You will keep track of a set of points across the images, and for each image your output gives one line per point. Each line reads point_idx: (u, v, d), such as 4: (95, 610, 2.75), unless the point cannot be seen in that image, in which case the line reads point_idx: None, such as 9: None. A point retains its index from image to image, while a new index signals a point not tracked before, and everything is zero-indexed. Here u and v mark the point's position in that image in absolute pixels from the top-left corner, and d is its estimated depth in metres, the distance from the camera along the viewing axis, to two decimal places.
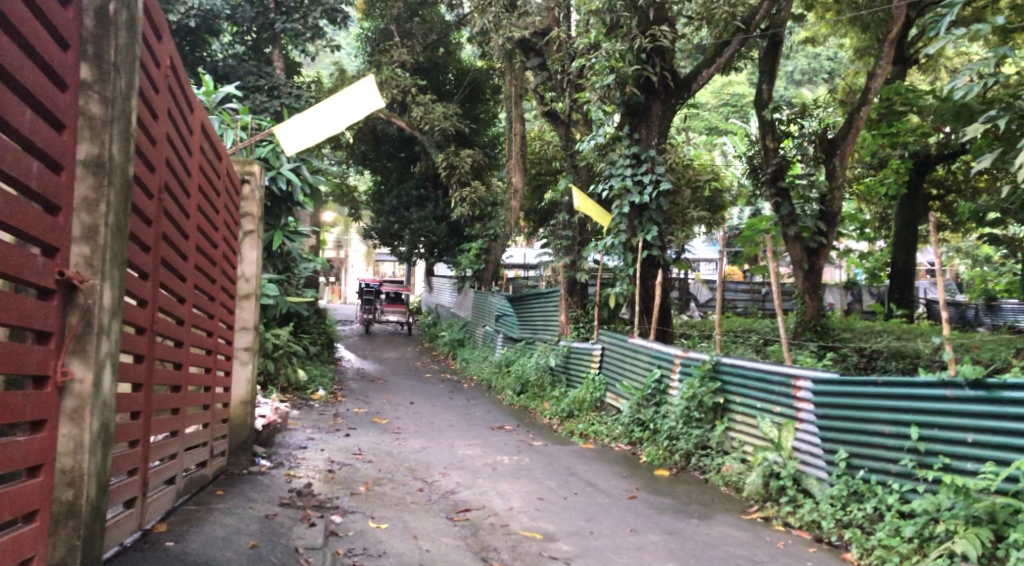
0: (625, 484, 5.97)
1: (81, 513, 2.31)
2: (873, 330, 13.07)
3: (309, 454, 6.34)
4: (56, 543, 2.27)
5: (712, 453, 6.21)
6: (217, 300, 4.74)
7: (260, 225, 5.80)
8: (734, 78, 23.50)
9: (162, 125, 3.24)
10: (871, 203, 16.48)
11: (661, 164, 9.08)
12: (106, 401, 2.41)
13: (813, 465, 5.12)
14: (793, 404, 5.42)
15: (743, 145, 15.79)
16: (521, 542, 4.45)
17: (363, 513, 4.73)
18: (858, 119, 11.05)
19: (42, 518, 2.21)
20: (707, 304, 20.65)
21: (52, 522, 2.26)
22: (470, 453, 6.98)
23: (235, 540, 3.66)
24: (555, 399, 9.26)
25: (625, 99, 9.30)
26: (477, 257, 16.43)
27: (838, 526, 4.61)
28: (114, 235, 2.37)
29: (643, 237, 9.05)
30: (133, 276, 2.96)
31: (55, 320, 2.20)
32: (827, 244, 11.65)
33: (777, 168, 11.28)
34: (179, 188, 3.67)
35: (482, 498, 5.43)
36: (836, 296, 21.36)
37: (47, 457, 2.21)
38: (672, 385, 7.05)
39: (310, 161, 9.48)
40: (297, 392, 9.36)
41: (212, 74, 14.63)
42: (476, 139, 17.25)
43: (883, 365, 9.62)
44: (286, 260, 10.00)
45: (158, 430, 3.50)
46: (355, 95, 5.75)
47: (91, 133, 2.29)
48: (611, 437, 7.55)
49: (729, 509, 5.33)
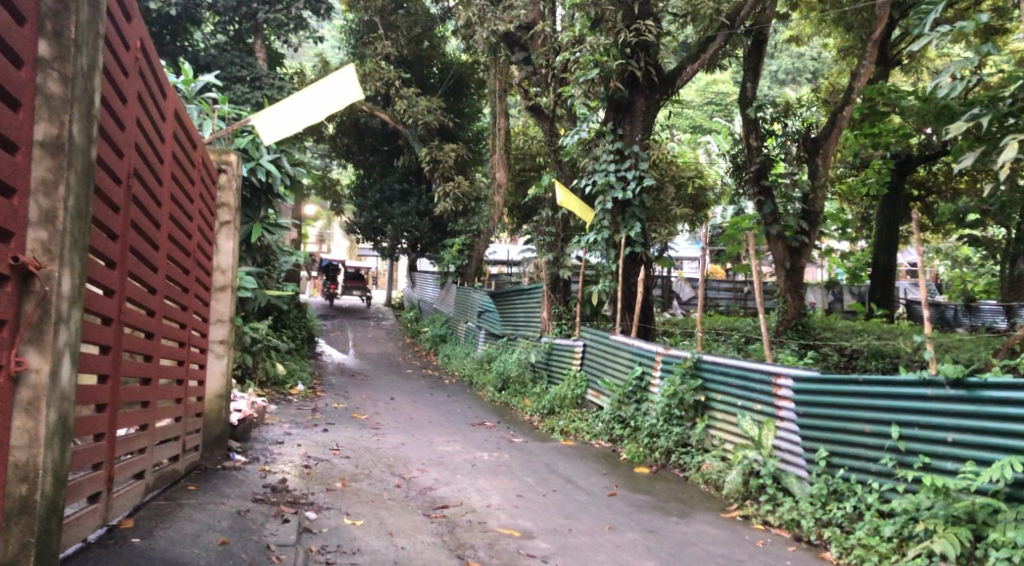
0: (605, 481, 5.93)
1: (35, 509, 2.22)
2: (853, 329, 13.15)
3: (286, 449, 6.25)
4: (9, 540, 2.18)
5: (692, 451, 6.19)
6: (191, 290, 4.63)
7: (237, 216, 5.69)
8: (718, 77, 23.57)
9: (131, 109, 3.14)
10: (853, 203, 16.57)
11: (645, 160, 9.06)
12: (64, 393, 2.33)
13: (792, 463, 5.11)
14: (774, 402, 5.40)
15: (727, 144, 15.85)
16: (498, 540, 4.39)
17: (339, 509, 4.65)
18: (841, 119, 11.07)
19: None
20: (688, 302, 20.72)
21: (5, 519, 2.17)
22: (450, 449, 6.92)
23: (205, 537, 3.57)
24: (536, 396, 9.22)
25: (609, 94, 9.24)
26: (459, 253, 16.10)
27: (817, 525, 4.60)
28: (73, 220, 2.30)
29: (627, 233, 9.01)
30: (98, 265, 2.86)
31: (10, 307, 2.11)
32: (809, 242, 11.69)
33: (761, 167, 11.44)
34: (150, 175, 3.57)
35: (460, 494, 5.37)
36: (817, 295, 21.50)
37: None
38: (653, 382, 7.02)
39: (291, 152, 9.35)
40: (275, 386, 9.24)
41: (193, 64, 14.42)
42: (460, 134, 17.16)
43: (864, 364, 9.69)
44: (266, 253, 9.87)
45: (125, 425, 3.41)
46: (332, 86, 5.62)
47: (49, 113, 2.21)
48: (591, 434, 7.52)
49: (708, 507, 5.31)
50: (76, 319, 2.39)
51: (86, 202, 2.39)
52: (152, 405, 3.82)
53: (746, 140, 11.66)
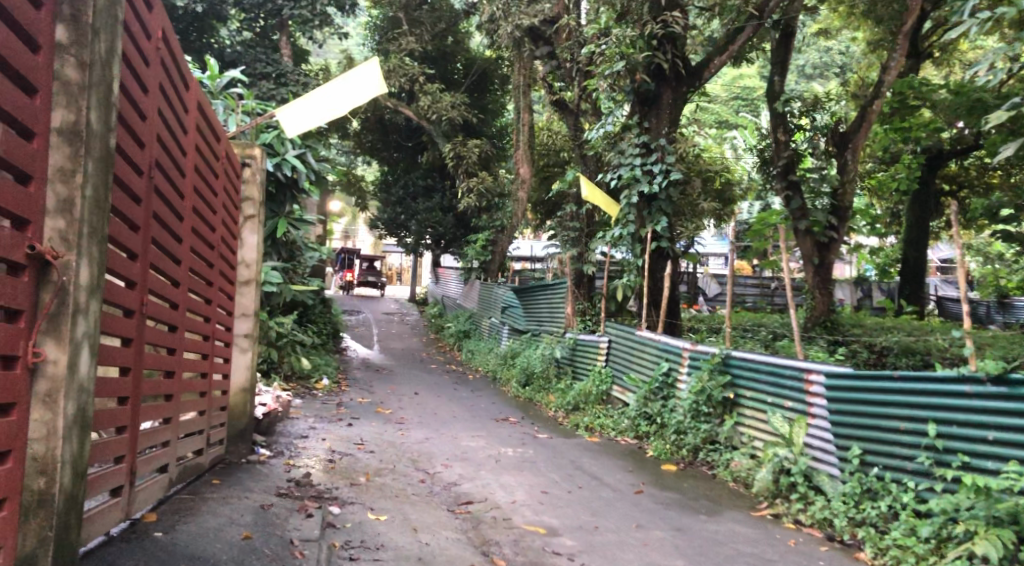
0: (632, 478, 5.84)
1: (53, 503, 2.20)
2: (884, 325, 12.90)
3: (310, 444, 6.23)
4: (26, 534, 2.15)
5: (721, 448, 6.08)
6: (215, 284, 4.62)
7: (261, 210, 5.66)
8: (744, 71, 23.26)
9: (153, 99, 3.12)
10: (882, 198, 16.26)
11: (672, 153, 8.89)
12: (83, 385, 2.30)
13: (825, 462, 4.98)
14: (805, 399, 5.28)
15: (754, 138, 15.63)
16: (523, 536, 4.32)
17: (362, 504, 4.61)
18: (871, 113, 10.80)
19: (11, 509, 2.09)
20: (715, 298, 20.52)
21: (22, 513, 2.14)
22: (474, 445, 6.86)
23: (228, 531, 3.54)
24: (561, 392, 9.14)
25: (635, 86, 9.19)
26: (483, 249, 16.27)
27: (850, 525, 4.47)
28: (91, 208, 2.28)
29: (652, 228, 8.87)
30: (119, 256, 2.83)
31: (27, 297, 2.09)
32: (839, 238, 11.48)
33: (789, 162, 11.17)
34: (173, 166, 3.55)
35: (485, 490, 5.31)
36: (846, 291, 21.18)
37: (17, 443, 2.09)
38: (681, 379, 6.91)
39: (316, 147, 9.35)
40: (300, 381, 9.24)
41: (219, 61, 14.49)
42: (485, 130, 17.08)
43: (894, 362, 9.49)
44: (291, 248, 9.88)
45: (148, 417, 3.38)
46: (355, 80, 5.59)
47: (66, 99, 2.19)
48: (617, 431, 7.43)
49: (738, 505, 5.19)
50: (95, 310, 2.36)
51: (105, 190, 2.37)
52: (176, 398, 3.81)
53: (774, 133, 11.39)
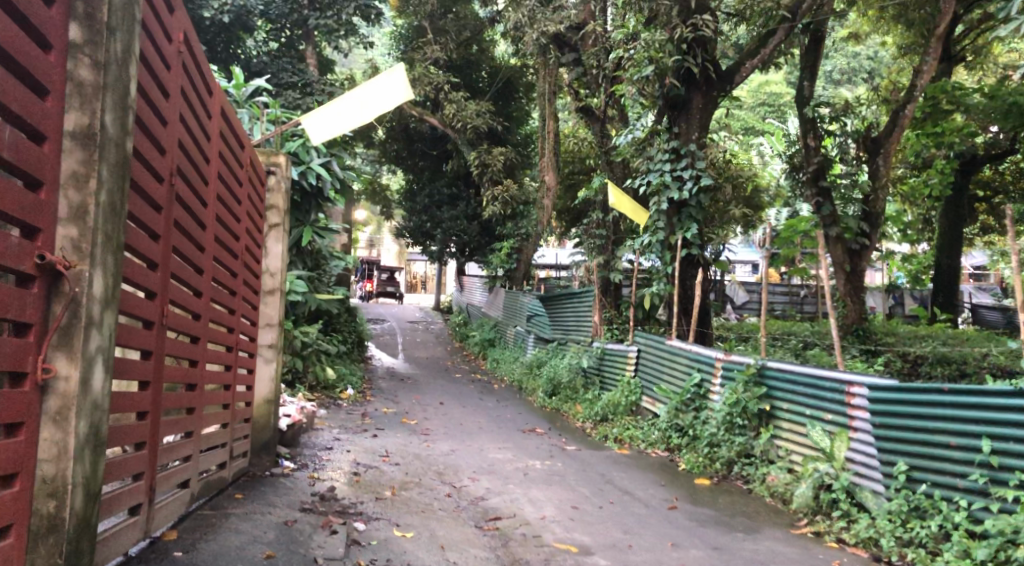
0: (664, 493, 5.65)
1: (64, 526, 2.09)
2: (917, 334, 12.58)
3: (335, 456, 6.12)
4: (35, 560, 2.05)
5: (757, 462, 5.87)
6: (238, 293, 4.52)
7: (285, 218, 5.58)
8: (771, 77, 23.03)
9: (174, 104, 3.02)
10: (914, 205, 15.92)
11: (703, 159, 8.72)
12: (96, 401, 2.20)
13: (868, 477, 4.76)
14: (847, 412, 5.05)
15: (781, 144, 15.41)
16: (554, 556, 4.16)
17: (388, 520, 4.48)
18: (902, 117, 10.62)
19: (19, 534, 2.00)
20: (743, 306, 20.18)
21: (31, 538, 2.04)
22: (501, 457, 6.71)
23: (250, 550, 3.43)
24: (588, 402, 8.97)
25: (664, 92, 8.97)
26: (507, 257, 15.90)
27: (898, 545, 4.24)
28: (106, 216, 2.18)
29: (683, 235, 8.68)
30: (137, 265, 2.73)
31: (36, 309, 2.00)
32: (871, 245, 11.22)
33: (819, 167, 10.75)
34: (194, 174, 3.46)
35: (513, 505, 5.16)
36: (877, 299, 20.72)
37: (24, 465, 1.99)
38: (713, 390, 6.72)
39: (340, 155, 9.31)
40: (325, 391, 9.15)
41: (245, 71, 14.57)
42: (509, 137, 16.87)
43: (928, 372, 9.22)
44: (316, 257, 9.82)
45: (168, 432, 3.28)
46: (381, 87, 5.48)
47: (79, 101, 2.10)
48: (647, 443, 7.24)
49: (776, 523, 4.98)
50: (110, 323, 2.26)
51: (122, 197, 2.26)
52: (197, 411, 3.71)
53: (804, 138, 11.00)
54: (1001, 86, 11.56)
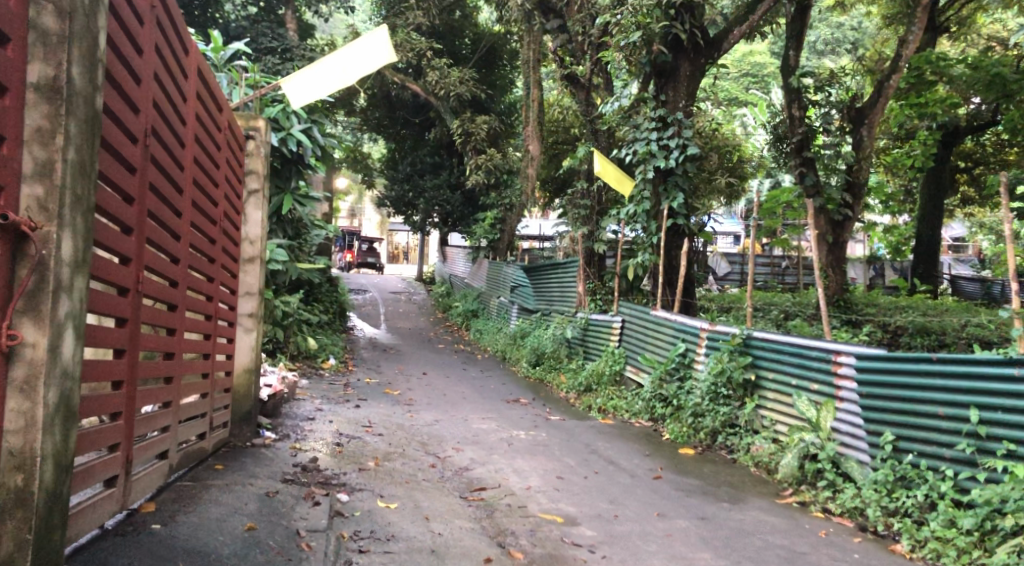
0: (649, 463, 5.65)
1: (33, 501, 2.00)
2: (897, 304, 12.67)
3: (317, 426, 6.05)
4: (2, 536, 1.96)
5: (741, 432, 5.87)
6: (217, 261, 4.40)
7: (265, 184, 5.44)
8: (754, 47, 22.85)
9: (148, 61, 2.89)
10: (896, 175, 15.94)
11: (689, 128, 8.60)
12: (67, 370, 2.10)
13: (854, 448, 4.77)
14: (833, 382, 5.05)
15: (764, 116, 15.35)
16: (540, 526, 4.13)
17: (371, 491, 4.42)
18: (887, 88, 10.70)
19: None
20: (725, 277, 20.24)
21: None
22: (485, 428, 6.67)
23: (230, 522, 3.36)
24: (572, 373, 8.95)
25: (651, 58, 8.78)
26: (492, 227, 15.71)
27: (883, 514, 4.27)
28: (75, 174, 2.06)
29: (668, 204, 8.61)
30: (111, 231, 2.61)
31: None
32: (854, 216, 11.18)
33: (803, 137, 10.60)
34: (171, 136, 3.33)
35: (498, 475, 5.13)
36: (858, 271, 20.84)
37: None
38: (698, 359, 6.70)
39: (321, 122, 9.12)
40: (307, 360, 9.07)
41: (224, 35, 14.22)
42: (492, 106, 16.57)
43: (909, 341, 9.29)
44: (296, 225, 9.64)
45: (145, 403, 3.18)
46: (362, 49, 5.33)
47: (44, 51, 1.97)
48: (631, 413, 7.21)
49: (761, 492, 4.98)
50: (82, 289, 2.15)
51: (91, 155, 2.14)
52: (176, 381, 3.61)
53: (788, 109, 10.80)
54: (984, 57, 11.52)
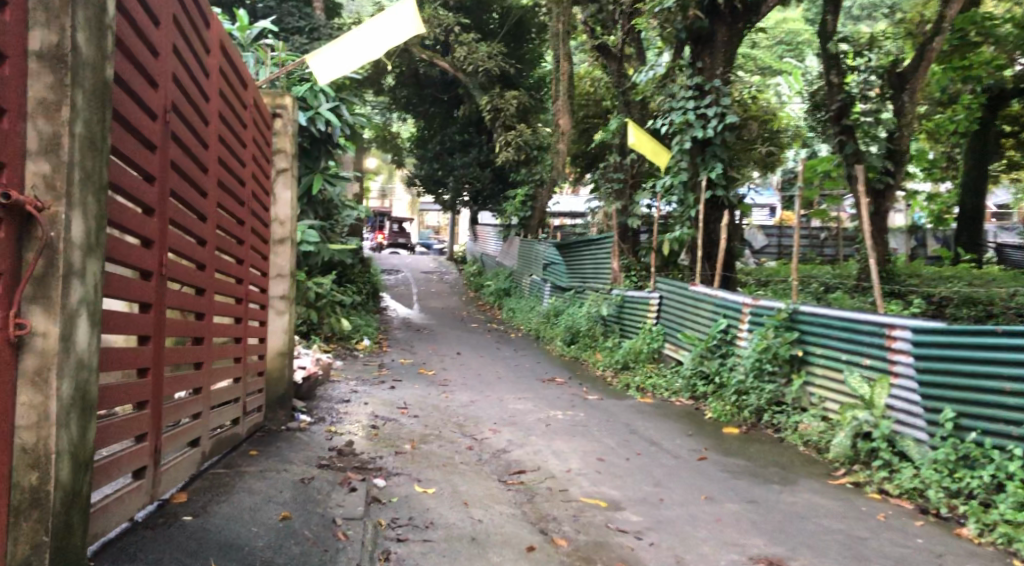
0: (693, 443, 5.46)
1: (49, 501, 1.90)
2: (941, 275, 12.24)
3: (352, 408, 5.96)
4: (17, 538, 1.87)
5: (787, 410, 5.66)
6: (246, 243, 4.29)
7: (294, 163, 5.31)
8: (787, 14, 22.19)
9: (166, 33, 2.74)
10: (939, 142, 15.35)
11: (727, 95, 8.29)
12: (82, 359, 1.99)
13: (910, 426, 4.54)
14: (887, 357, 4.81)
15: (800, 84, 14.87)
16: (583, 511, 3.99)
17: (409, 475, 4.32)
18: (930, 51, 9.95)
19: None
20: (762, 251, 19.84)
21: (11, 513, 1.86)
22: (521, 408, 6.53)
23: (265, 511, 3.26)
24: (608, 350, 8.76)
25: (686, 25, 8.43)
26: (522, 205, 15.60)
27: (945, 496, 4.05)
28: (84, 149, 1.94)
29: (707, 174, 8.35)
30: (130, 212, 2.49)
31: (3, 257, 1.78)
32: (896, 185, 10.71)
33: (842, 106, 10.11)
34: (193, 112, 3.19)
35: (537, 457, 4.99)
36: (899, 241, 20.25)
37: None
38: (741, 336, 6.47)
39: (349, 100, 8.97)
40: (341, 341, 9.03)
41: (250, 15, 14.15)
42: (520, 81, 16.29)
43: (955, 313, 8.92)
44: (327, 206, 9.53)
45: (174, 390, 3.08)
46: (388, 21, 5.11)
47: (45, 15, 1.84)
48: (670, 391, 7.01)
49: (813, 473, 4.77)
50: (95, 273, 2.04)
51: (101, 129, 2.01)
52: (206, 365, 3.51)
53: (826, 76, 10.38)
54: None
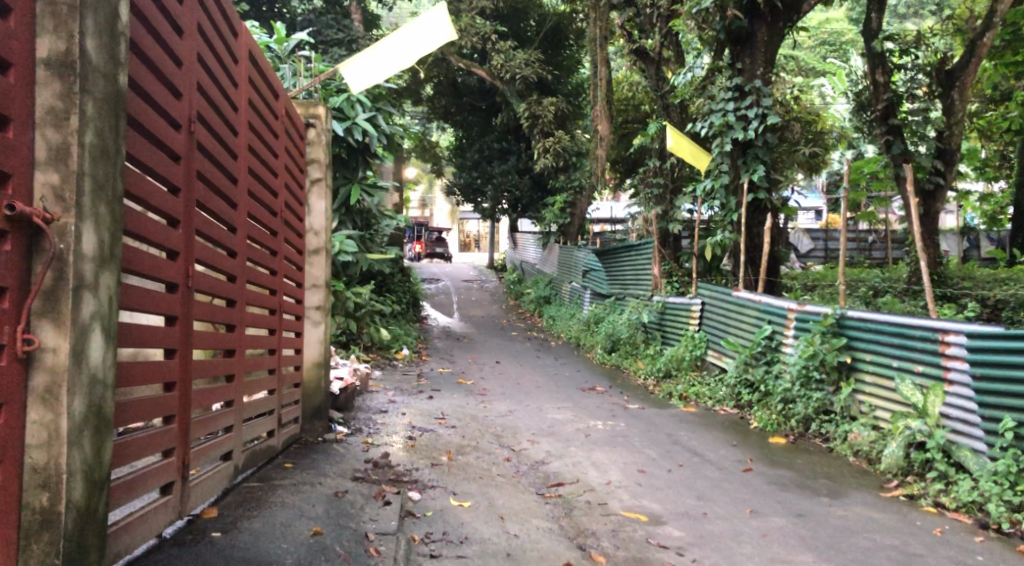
0: (738, 453, 5.29)
1: (59, 522, 1.90)
2: (996, 277, 11.76)
3: (389, 419, 5.91)
4: (28, 560, 1.88)
5: (836, 419, 5.44)
6: (279, 254, 4.27)
7: (328, 173, 5.29)
8: (830, 14, 21.70)
9: (191, 42, 2.73)
10: (991, 140, 14.79)
11: (768, 96, 8.06)
12: (96, 375, 1.99)
13: (967, 435, 4.30)
14: (940, 363, 4.58)
15: (844, 83, 14.50)
16: (623, 526, 3.85)
17: (444, 488, 4.24)
18: (982, 46, 9.63)
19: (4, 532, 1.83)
20: (807, 255, 19.34)
21: (21, 535, 1.87)
22: (560, 418, 6.40)
23: (296, 526, 3.20)
24: (649, 358, 8.60)
25: (726, 25, 8.26)
26: (561, 211, 15.57)
27: (1008, 510, 3.81)
28: (95, 159, 1.94)
29: (748, 178, 8.13)
30: (153, 222, 2.46)
31: (10, 273, 1.80)
32: (946, 185, 10.31)
33: (889, 106, 9.71)
34: (221, 120, 3.17)
35: (576, 469, 4.86)
36: (952, 243, 19.54)
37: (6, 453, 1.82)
38: (787, 342, 6.25)
39: (387, 110, 8.96)
40: (380, 351, 9.02)
41: (290, 28, 14.37)
42: (558, 88, 16.19)
43: (1012, 316, 8.52)
44: (366, 217, 9.54)
45: (204, 402, 3.05)
46: (422, 28, 5.06)
47: (53, 23, 1.85)
48: (714, 400, 6.83)
49: (864, 485, 4.56)
50: (110, 285, 2.04)
51: (113, 139, 2.01)
52: (239, 377, 3.48)
53: (870, 75, 9.93)
54: None
